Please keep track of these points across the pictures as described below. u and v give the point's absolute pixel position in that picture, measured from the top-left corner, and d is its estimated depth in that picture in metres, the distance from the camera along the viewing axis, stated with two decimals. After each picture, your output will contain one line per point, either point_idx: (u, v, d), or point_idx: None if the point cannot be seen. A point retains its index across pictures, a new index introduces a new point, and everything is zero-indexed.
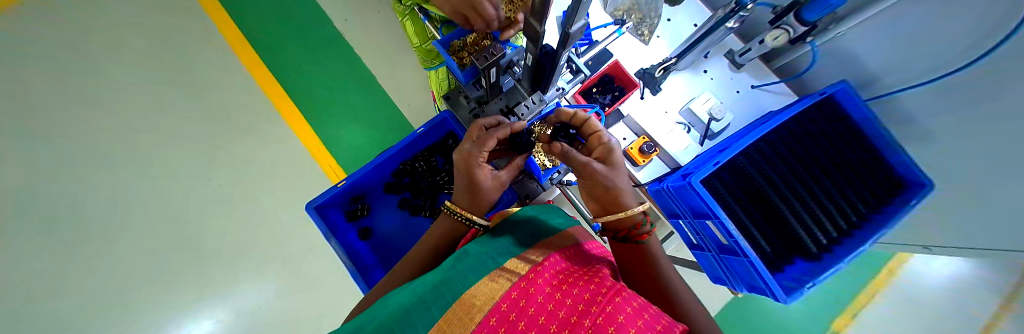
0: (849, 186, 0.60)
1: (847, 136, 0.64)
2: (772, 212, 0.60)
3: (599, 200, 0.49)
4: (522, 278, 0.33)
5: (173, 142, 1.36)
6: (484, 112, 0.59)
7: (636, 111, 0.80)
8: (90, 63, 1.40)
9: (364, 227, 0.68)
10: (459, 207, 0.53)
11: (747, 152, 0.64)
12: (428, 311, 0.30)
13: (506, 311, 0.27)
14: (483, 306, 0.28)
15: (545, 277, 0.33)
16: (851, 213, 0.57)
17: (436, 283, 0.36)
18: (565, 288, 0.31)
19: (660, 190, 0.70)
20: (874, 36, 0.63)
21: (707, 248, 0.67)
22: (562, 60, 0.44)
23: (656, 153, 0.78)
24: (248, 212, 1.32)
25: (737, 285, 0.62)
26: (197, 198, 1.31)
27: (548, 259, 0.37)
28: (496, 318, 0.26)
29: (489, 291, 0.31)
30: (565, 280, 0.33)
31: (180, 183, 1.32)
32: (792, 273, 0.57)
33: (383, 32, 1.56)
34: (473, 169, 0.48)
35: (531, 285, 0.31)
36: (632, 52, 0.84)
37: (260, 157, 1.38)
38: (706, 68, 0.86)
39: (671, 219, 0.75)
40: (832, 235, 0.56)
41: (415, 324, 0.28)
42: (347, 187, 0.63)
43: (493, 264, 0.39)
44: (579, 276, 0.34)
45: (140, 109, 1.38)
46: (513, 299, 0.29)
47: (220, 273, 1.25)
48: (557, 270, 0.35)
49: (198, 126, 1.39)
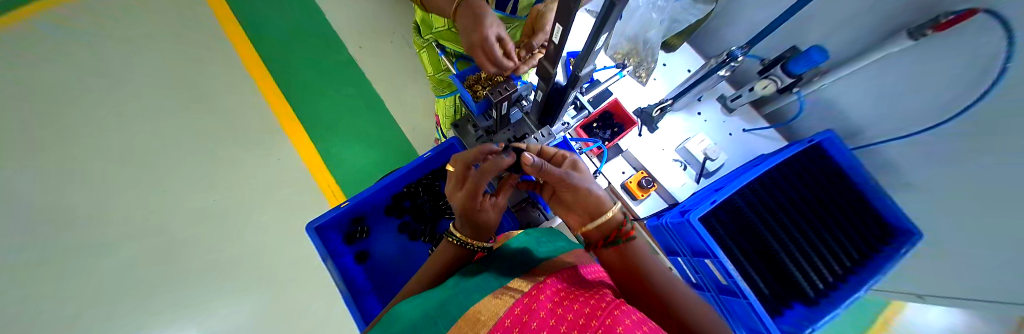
0: (839, 230, 0.61)
1: (836, 182, 0.67)
2: (768, 253, 0.61)
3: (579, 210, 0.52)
4: (524, 294, 0.32)
5: (171, 153, 1.36)
6: (492, 141, 0.61)
7: (634, 147, 0.84)
8: (105, 78, 1.44)
9: (361, 249, 0.66)
10: (465, 236, 0.53)
11: (742, 192, 0.66)
12: (432, 325, 0.30)
13: (509, 326, 0.27)
14: (486, 322, 0.28)
15: (547, 294, 0.32)
16: (844, 257, 0.58)
17: (438, 303, 0.35)
18: (566, 303, 0.30)
19: (659, 226, 0.72)
20: (856, 86, 0.68)
21: (707, 288, 0.66)
22: (569, 99, 0.47)
23: (654, 189, 0.79)
24: (238, 227, 1.29)
25: (738, 328, 0.61)
26: (186, 210, 1.28)
27: (550, 277, 0.37)
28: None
29: (493, 307, 0.31)
30: (567, 296, 0.32)
31: (171, 194, 1.29)
32: (791, 316, 0.56)
33: (394, 60, 1.65)
34: (474, 204, 0.50)
35: (534, 301, 0.31)
36: (631, 92, 0.90)
37: (259, 172, 1.38)
38: (700, 110, 0.91)
39: (671, 256, 0.75)
40: (827, 279, 0.57)
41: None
42: (349, 208, 0.62)
43: (496, 282, 0.38)
44: (580, 293, 0.33)
45: (144, 118, 1.40)
46: (516, 314, 0.28)
47: (196, 292, 1.18)
48: (559, 287, 0.35)
49: (200, 138, 1.40)
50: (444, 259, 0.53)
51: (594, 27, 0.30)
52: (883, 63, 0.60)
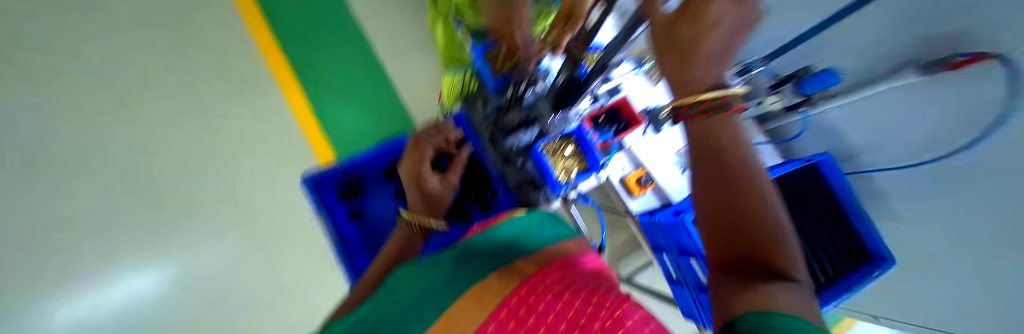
0: (820, 250, 0.66)
1: (826, 204, 0.69)
2: None
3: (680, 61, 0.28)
4: (527, 277, 0.30)
5: (100, 72, 1.09)
6: (505, 119, 0.59)
7: (639, 144, 0.82)
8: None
9: (355, 208, 0.65)
10: (415, 214, 0.51)
11: None
12: (423, 302, 0.26)
13: (515, 310, 0.24)
14: (488, 301, 0.25)
15: (550, 278, 0.30)
16: (818, 275, 0.64)
17: (420, 273, 0.31)
18: (575, 288, 0.29)
19: (649, 223, 0.75)
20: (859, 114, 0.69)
21: (685, 284, 0.70)
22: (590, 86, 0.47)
23: (650, 187, 0.81)
24: (193, 173, 1.09)
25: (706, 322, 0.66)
26: (124, 144, 1.05)
27: (557, 262, 0.36)
28: (505, 317, 0.24)
29: (492, 285, 0.28)
30: (571, 281, 0.30)
31: (104, 121, 1.05)
32: None
33: (399, 17, 1.53)
34: (424, 173, 0.51)
35: (540, 284, 0.29)
36: (642, 90, 0.85)
37: (224, 113, 1.18)
38: None
39: (656, 252, 0.79)
40: None
41: (415, 308, 0.25)
42: (345, 168, 0.63)
43: (499, 254, 0.36)
44: (583, 280, 0.32)
45: (56, 20, 1.08)
46: (521, 296, 0.26)
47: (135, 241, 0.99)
48: (559, 271, 0.33)
49: (149, 61, 1.16)
50: (395, 245, 0.48)
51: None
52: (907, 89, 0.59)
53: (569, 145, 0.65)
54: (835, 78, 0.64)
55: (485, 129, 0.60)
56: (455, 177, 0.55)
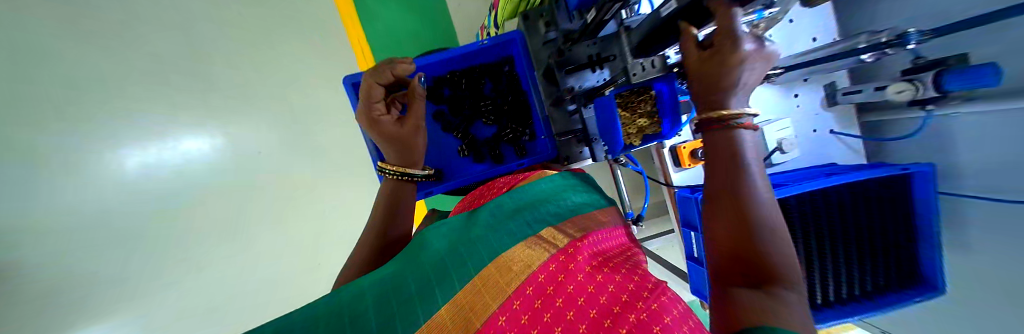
0: (871, 266, 0.61)
1: (898, 222, 0.60)
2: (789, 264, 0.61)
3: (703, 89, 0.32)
4: (561, 251, 0.34)
5: None
6: (570, 52, 0.47)
7: None
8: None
9: None
10: (389, 164, 0.50)
11: (800, 197, 0.58)
12: (463, 266, 0.33)
13: (545, 284, 0.29)
14: (520, 272, 0.31)
15: (584, 256, 0.33)
16: (857, 288, 0.62)
17: (455, 243, 0.37)
18: (607, 271, 0.31)
19: (688, 198, 0.69)
20: (989, 126, 0.53)
21: None
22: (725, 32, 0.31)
23: (702, 162, 0.73)
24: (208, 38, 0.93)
25: None
26: None
27: (588, 236, 0.37)
28: (533, 289, 0.29)
29: (525, 257, 0.34)
30: (605, 263, 0.33)
31: None
32: None
33: None
34: (378, 123, 0.47)
35: (569, 262, 0.32)
36: None
37: None
38: (798, 92, 0.75)
39: (684, 227, 0.76)
40: (829, 299, 0.61)
41: (454, 277, 0.31)
42: None
43: (527, 226, 0.40)
44: (619, 261, 0.33)
45: None
46: (552, 271, 0.31)
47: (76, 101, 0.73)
48: (596, 250, 0.35)
49: None
50: (385, 194, 0.50)
51: None
52: None
53: None
54: (997, 81, 0.45)
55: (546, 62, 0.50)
56: (417, 119, 0.48)
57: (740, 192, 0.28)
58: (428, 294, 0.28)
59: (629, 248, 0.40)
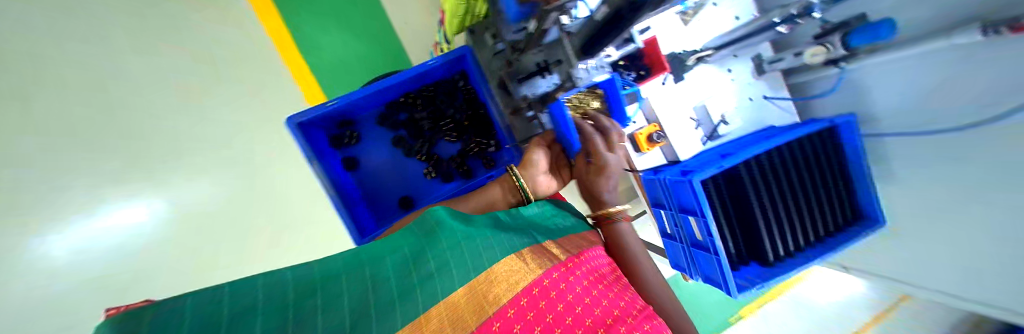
0: (820, 214, 0.65)
1: (835, 168, 0.66)
2: (749, 223, 0.65)
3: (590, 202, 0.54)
4: (566, 264, 0.38)
5: None
6: (518, 62, 0.49)
7: (655, 96, 0.76)
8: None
9: (349, 156, 0.59)
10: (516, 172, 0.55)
11: (750, 162, 0.64)
12: (475, 259, 0.35)
13: (548, 287, 0.33)
14: (528, 275, 0.34)
15: (582, 271, 0.38)
16: (811, 235, 0.65)
17: (469, 234, 0.39)
18: (599, 289, 0.36)
19: (654, 180, 0.73)
20: (894, 75, 0.63)
21: (680, 239, 0.72)
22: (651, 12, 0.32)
23: (660, 145, 0.78)
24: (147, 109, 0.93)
25: (695, 274, 0.70)
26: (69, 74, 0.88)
27: (585, 253, 0.41)
28: (538, 290, 0.33)
29: (536, 262, 0.37)
30: (598, 280, 0.37)
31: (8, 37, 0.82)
32: (746, 273, 0.65)
33: None
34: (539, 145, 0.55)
35: (566, 275, 0.36)
36: (671, 31, 0.76)
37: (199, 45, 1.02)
38: (730, 66, 0.82)
39: (655, 207, 0.79)
40: (790, 250, 0.64)
41: (457, 271, 0.33)
42: (339, 108, 0.53)
43: (531, 237, 0.44)
44: (609, 283, 0.38)
45: None
46: (556, 278, 0.35)
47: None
48: (593, 267, 0.40)
49: None
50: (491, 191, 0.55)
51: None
52: (931, 58, 0.56)
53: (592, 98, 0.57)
54: (890, 33, 0.51)
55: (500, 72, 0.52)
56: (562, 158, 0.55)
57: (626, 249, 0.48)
58: (432, 286, 0.31)
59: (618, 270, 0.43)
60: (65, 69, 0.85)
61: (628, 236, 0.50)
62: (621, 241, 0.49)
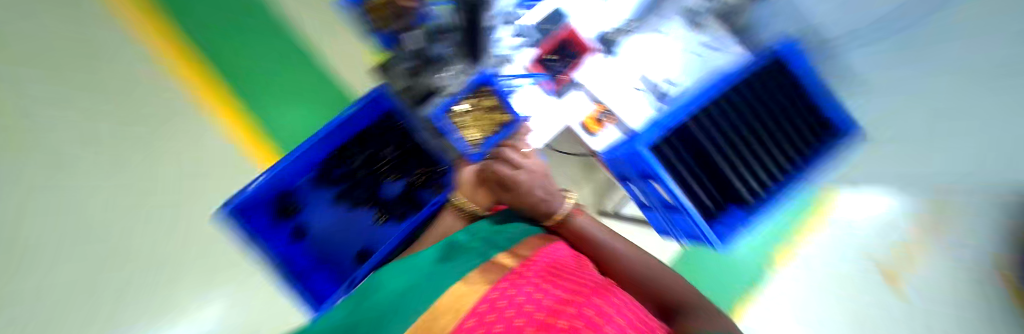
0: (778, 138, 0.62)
1: (787, 91, 0.62)
2: (716, 172, 0.61)
3: (524, 212, 0.45)
4: (511, 271, 0.30)
5: None
6: (417, 85, 0.54)
7: (593, 80, 0.74)
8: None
9: (294, 227, 0.59)
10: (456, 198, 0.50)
11: (697, 116, 0.60)
12: (406, 301, 0.27)
13: (484, 301, 0.23)
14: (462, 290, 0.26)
15: (533, 271, 0.30)
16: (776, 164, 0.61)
17: (407, 286, 0.30)
18: (556, 281, 0.27)
19: (614, 158, 0.68)
20: None
21: (653, 207, 0.69)
22: (485, 18, 0.58)
23: (610, 122, 0.75)
24: None
25: (680, 237, 0.66)
26: None
27: (540, 252, 0.35)
28: (471, 308, 0.22)
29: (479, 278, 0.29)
30: (555, 273, 0.29)
31: None
32: (729, 223, 0.60)
33: None
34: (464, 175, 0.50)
35: (518, 275, 0.29)
36: (590, 8, 0.74)
37: None
38: (663, 27, 0.77)
39: (623, 182, 0.75)
40: (761, 185, 0.60)
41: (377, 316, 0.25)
42: (267, 188, 0.52)
43: (484, 253, 0.36)
44: (570, 270, 0.30)
45: None
46: (498, 288, 0.25)
47: None
48: (550, 262, 0.32)
49: None
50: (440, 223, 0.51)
51: None
52: None
53: (487, 98, 0.52)
54: None
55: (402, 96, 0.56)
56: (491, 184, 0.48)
57: (589, 244, 0.41)
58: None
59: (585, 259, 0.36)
60: None
61: (588, 228, 0.42)
62: (584, 235, 0.42)
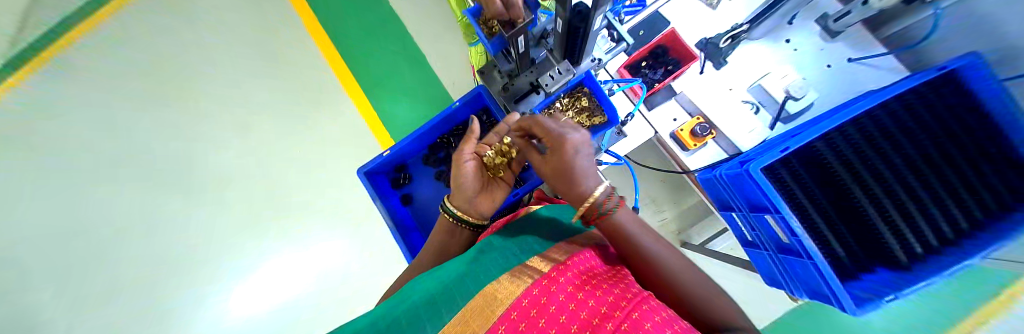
0: (960, 174, 0.45)
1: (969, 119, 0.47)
2: (851, 211, 0.50)
3: (568, 197, 0.47)
4: (544, 276, 0.33)
5: (223, 107, 1.39)
6: (513, 85, 0.55)
7: (691, 88, 0.71)
8: (187, 17, 1.50)
9: (406, 193, 0.78)
10: (456, 208, 0.56)
11: (827, 136, 0.53)
12: (465, 285, 0.36)
13: (527, 307, 0.28)
14: (504, 300, 0.30)
15: (566, 276, 0.33)
16: (961, 216, 0.44)
17: (459, 275, 0.39)
18: (588, 290, 0.31)
19: (712, 178, 0.64)
20: None
21: (764, 246, 0.60)
22: (597, 20, 0.36)
23: (711, 137, 0.69)
24: (292, 179, 1.36)
25: (797, 290, 0.56)
26: (258, 162, 1.35)
27: (573, 258, 0.38)
28: (517, 313, 0.28)
29: (511, 286, 0.33)
30: (588, 282, 0.33)
31: (233, 147, 1.35)
32: (870, 282, 0.48)
33: (431, 9, 1.57)
34: (462, 167, 0.57)
35: (551, 280, 0.32)
36: (696, 18, 0.73)
37: (319, 127, 1.43)
38: (788, 36, 0.69)
39: (724, 211, 0.69)
40: (929, 242, 0.45)
41: (442, 308, 0.32)
42: (392, 155, 0.72)
43: (528, 253, 0.43)
44: (602, 279, 0.34)
45: (192, 71, 1.42)
46: (535, 295, 0.30)
47: (210, 249, 1.25)
48: (581, 269, 0.36)
49: (255, 90, 1.43)
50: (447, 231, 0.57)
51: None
52: None
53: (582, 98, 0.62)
54: None
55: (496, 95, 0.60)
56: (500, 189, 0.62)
57: (641, 255, 0.40)
58: (419, 328, 0.29)
59: (619, 268, 0.39)
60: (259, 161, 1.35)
61: (631, 228, 0.43)
62: (627, 235, 0.42)
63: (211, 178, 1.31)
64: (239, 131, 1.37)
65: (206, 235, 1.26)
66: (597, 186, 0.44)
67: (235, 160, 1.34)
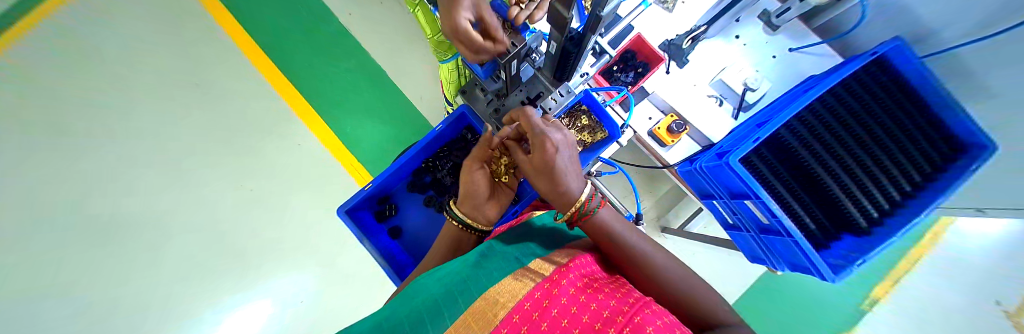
0: (896, 146, 0.53)
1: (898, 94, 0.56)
2: (816, 186, 0.55)
3: (554, 201, 0.49)
4: (546, 279, 0.33)
5: (173, 153, 1.30)
6: (504, 105, 0.63)
7: (662, 88, 0.75)
8: (93, 67, 1.33)
9: (393, 225, 0.75)
10: (462, 216, 0.57)
11: (788, 123, 0.57)
12: (467, 292, 0.34)
13: (529, 310, 0.27)
14: (506, 302, 0.30)
15: (568, 279, 0.33)
16: (902, 181, 0.51)
17: (458, 279, 0.37)
18: (590, 292, 0.30)
19: (692, 170, 0.67)
20: None
21: (745, 228, 0.65)
22: (589, 43, 0.42)
23: (685, 132, 0.74)
24: (258, 219, 1.28)
25: (778, 264, 0.61)
26: (219, 205, 1.27)
27: (574, 262, 0.37)
28: (519, 316, 0.27)
29: (515, 288, 0.32)
30: (590, 285, 0.32)
31: (190, 193, 1.26)
32: (839, 249, 0.55)
33: (390, 26, 1.53)
34: (472, 173, 0.56)
35: (553, 284, 0.32)
36: (656, 23, 0.78)
37: (282, 161, 1.36)
38: (738, 33, 0.75)
39: (704, 199, 0.73)
40: (883, 208, 0.51)
41: (445, 312, 0.31)
42: (374, 189, 0.70)
43: (528, 259, 0.41)
44: (604, 283, 0.33)
45: (126, 117, 1.30)
46: (537, 297, 0.29)
47: (174, 304, 1.17)
48: (582, 273, 0.35)
49: (205, 130, 1.33)
50: (447, 239, 0.58)
51: (591, 24, 0.36)
52: None
53: (583, 113, 0.72)
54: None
55: (489, 119, 0.64)
56: (505, 198, 0.64)
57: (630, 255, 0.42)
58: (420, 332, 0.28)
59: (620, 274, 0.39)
60: (220, 205, 1.27)
61: (614, 224, 0.45)
62: (608, 232, 0.45)
63: (166, 231, 1.22)
64: (187, 186, 1.27)
65: (169, 291, 1.17)
66: (581, 188, 0.47)
67: (193, 207, 1.25)
